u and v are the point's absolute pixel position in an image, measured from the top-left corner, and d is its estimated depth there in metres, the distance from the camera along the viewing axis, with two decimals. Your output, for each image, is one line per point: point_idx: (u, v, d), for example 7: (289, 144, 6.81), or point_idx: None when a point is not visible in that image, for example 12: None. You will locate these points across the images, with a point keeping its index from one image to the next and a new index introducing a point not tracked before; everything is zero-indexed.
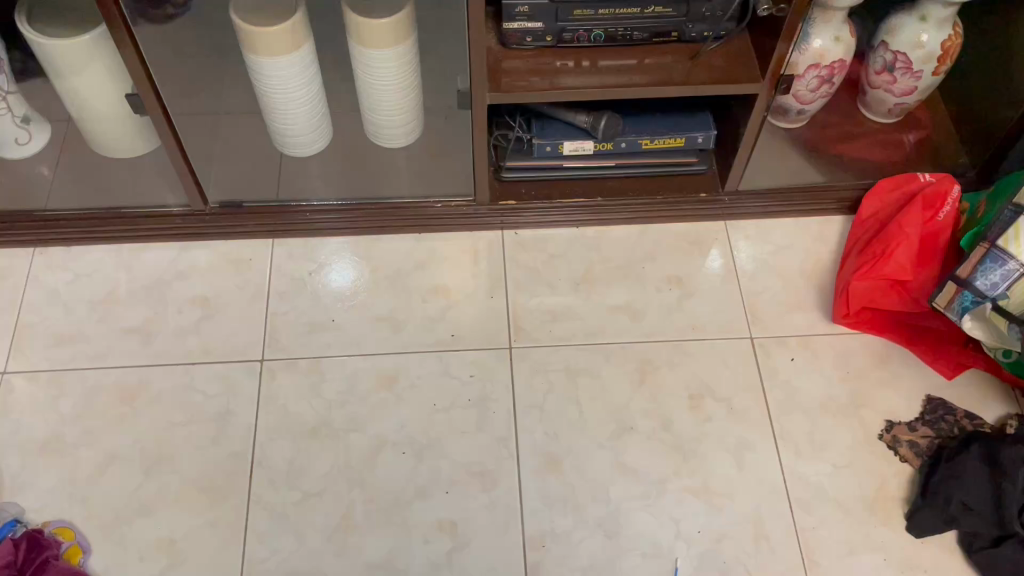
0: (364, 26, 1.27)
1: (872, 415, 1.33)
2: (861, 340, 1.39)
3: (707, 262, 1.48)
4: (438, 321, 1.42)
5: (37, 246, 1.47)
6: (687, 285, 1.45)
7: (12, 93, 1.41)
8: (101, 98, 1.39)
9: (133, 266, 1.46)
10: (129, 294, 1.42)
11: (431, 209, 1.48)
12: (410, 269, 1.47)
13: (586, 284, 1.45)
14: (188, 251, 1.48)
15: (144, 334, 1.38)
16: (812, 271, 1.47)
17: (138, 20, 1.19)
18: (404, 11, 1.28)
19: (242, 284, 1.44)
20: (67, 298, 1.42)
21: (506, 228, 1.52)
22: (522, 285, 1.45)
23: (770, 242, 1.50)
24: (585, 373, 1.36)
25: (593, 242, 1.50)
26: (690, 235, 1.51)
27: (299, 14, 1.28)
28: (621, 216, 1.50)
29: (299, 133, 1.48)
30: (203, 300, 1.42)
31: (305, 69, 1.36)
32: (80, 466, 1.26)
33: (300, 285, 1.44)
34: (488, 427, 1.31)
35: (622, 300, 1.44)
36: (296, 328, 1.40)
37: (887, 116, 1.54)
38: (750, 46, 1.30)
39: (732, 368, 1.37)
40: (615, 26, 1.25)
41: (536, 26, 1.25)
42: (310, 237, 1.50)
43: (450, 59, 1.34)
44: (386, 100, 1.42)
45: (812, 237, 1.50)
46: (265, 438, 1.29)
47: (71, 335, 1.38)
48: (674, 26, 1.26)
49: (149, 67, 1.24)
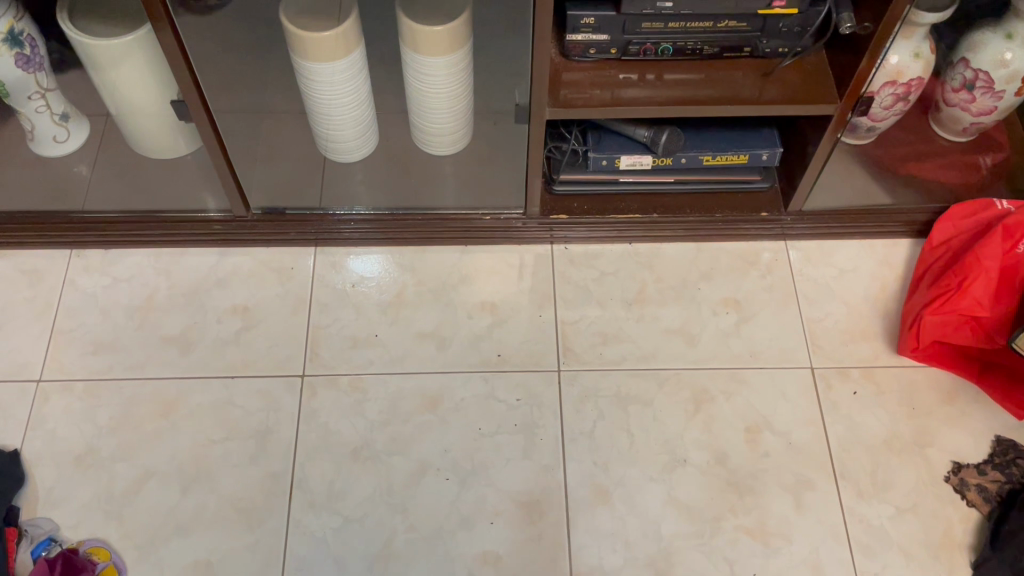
0: (420, 33, 1.21)
1: (938, 455, 1.27)
2: (928, 375, 1.33)
3: (767, 285, 1.41)
4: (485, 339, 1.36)
5: (75, 248, 1.43)
6: (744, 309, 1.39)
7: (52, 90, 1.36)
8: (143, 98, 1.34)
9: (172, 271, 1.42)
10: (168, 301, 1.38)
11: (479, 221, 1.42)
12: (455, 283, 1.42)
13: (639, 306, 1.39)
14: (228, 258, 1.43)
15: (182, 344, 1.34)
16: (877, 298, 1.40)
17: (183, 23, 1.14)
18: (462, 18, 1.21)
19: (283, 294, 1.40)
20: (104, 303, 1.38)
21: (556, 242, 1.46)
22: (572, 304, 1.39)
23: (832, 266, 1.43)
24: (637, 400, 1.31)
25: (646, 259, 1.44)
26: (749, 255, 1.44)
27: (351, 19, 1.22)
28: (676, 233, 1.43)
29: (346, 139, 1.42)
30: (243, 310, 1.38)
31: (355, 75, 1.30)
32: (117, 482, 1.23)
33: (343, 296, 1.40)
34: (535, 455, 1.26)
35: (675, 323, 1.38)
36: (338, 342, 1.35)
37: (959, 136, 1.45)
38: (827, 63, 1.23)
39: (791, 400, 1.31)
40: (684, 39, 1.18)
41: (601, 38, 1.18)
42: (354, 246, 1.45)
43: (506, 68, 1.28)
44: (438, 107, 1.36)
45: (877, 261, 1.43)
46: (305, 458, 1.25)
47: (108, 343, 1.34)
48: (747, 41, 1.19)
49: (194, 71, 1.18)
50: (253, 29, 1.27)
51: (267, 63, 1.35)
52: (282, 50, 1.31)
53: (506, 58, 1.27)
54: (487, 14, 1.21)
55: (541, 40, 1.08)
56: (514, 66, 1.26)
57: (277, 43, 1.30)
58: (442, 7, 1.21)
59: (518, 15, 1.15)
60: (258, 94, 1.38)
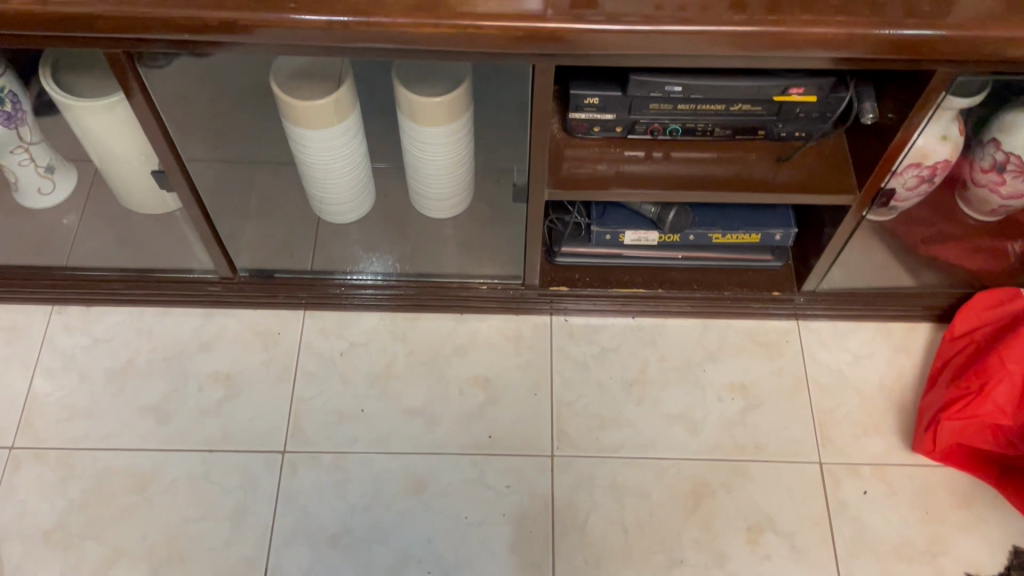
0: (418, 104, 1.15)
1: (952, 566, 1.19)
2: (943, 476, 1.25)
3: (777, 369, 1.34)
4: (476, 418, 1.30)
5: (55, 304, 1.38)
6: (751, 395, 1.32)
7: (36, 144, 1.31)
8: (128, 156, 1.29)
9: (155, 333, 1.36)
10: (149, 365, 1.33)
11: (476, 291, 1.36)
12: (448, 354, 1.36)
13: (640, 387, 1.32)
14: (214, 319, 1.38)
15: (161, 414, 1.29)
16: (892, 388, 1.32)
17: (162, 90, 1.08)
18: (462, 88, 1.15)
19: (268, 361, 1.34)
20: (83, 366, 1.33)
21: (556, 313, 1.39)
22: (569, 383, 1.33)
23: (847, 351, 1.36)
24: (633, 492, 1.24)
25: (650, 335, 1.37)
26: (759, 335, 1.37)
27: (346, 86, 1.16)
28: (682, 309, 1.36)
29: (342, 202, 1.36)
30: (225, 377, 1.32)
31: (350, 139, 1.24)
32: (85, 562, 1.18)
33: (330, 365, 1.34)
34: (523, 549, 1.19)
35: (678, 408, 1.30)
36: (322, 417, 1.29)
37: (986, 217, 1.33)
38: (847, 147, 1.16)
39: (797, 498, 1.23)
40: (695, 120, 1.11)
41: (606, 117, 1.11)
42: (345, 311, 1.39)
43: (507, 139, 1.21)
44: (437, 172, 1.30)
45: (893, 347, 1.36)
46: (281, 544, 1.19)
47: (85, 409, 1.29)
48: (761, 124, 1.11)
49: (172, 141, 1.14)
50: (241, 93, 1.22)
51: (259, 122, 1.29)
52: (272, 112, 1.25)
53: (508, 129, 1.20)
54: (487, 86, 1.14)
55: (540, 125, 1.02)
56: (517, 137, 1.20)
57: (269, 104, 1.24)
58: (438, 76, 1.15)
59: (517, 92, 1.08)
60: (250, 155, 1.32)
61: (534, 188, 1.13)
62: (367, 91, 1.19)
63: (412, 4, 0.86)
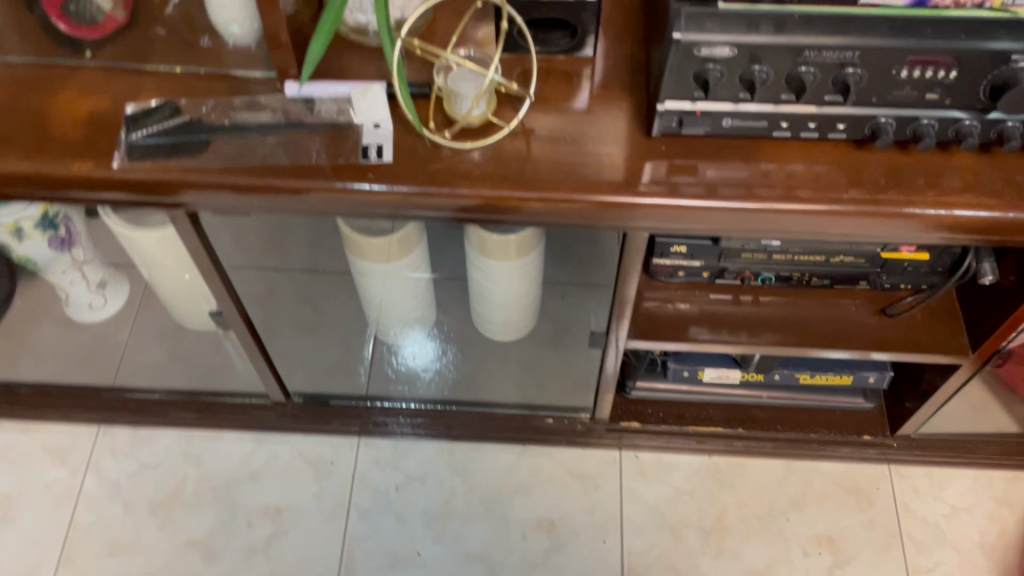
0: (487, 242, 1.06)
1: None
2: None
3: (868, 521, 1.23)
4: (540, 567, 1.21)
5: (103, 425, 1.36)
6: (839, 550, 1.21)
7: (87, 261, 1.23)
8: (177, 273, 1.18)
9: (204, 460, 1.32)
10: (195, 496, 1.28)
11: (543, 424, 1.30)
12: (510, 494, 1.27)
13: (718, 536, 1.22)
14: (266, 445, 1.33)
15: (205, 550, 1.23)
16: (996, 547, 1.21)
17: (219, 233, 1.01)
18: (535, 233, 1.04)
19: (318, 496, 1.28)
20: (127, 495, 1.29)
21: (626, 448, 1.30)
22: (641, 529, 1.23)
23: (943, 501, 1.25)
24: None
25: (729, 478, 1.27)
26: (848, 480, 1.27)
27: (410, 228, 1.06)
28: (765, 450, 1.27)
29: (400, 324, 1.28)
30: (276, 511, 1.26)
31: (412, 269, 1.15)
32: None
33: (385, 504, 1.27)
34: None
35: (760, 563, 1.20)
36: (375, 561, 1.22)
37: None
38: (960, 310, 1.06)
39: None
40: (790, 270, 1.03)
41: (693, 263, 1.03)
42: (401, 441, 1.33)
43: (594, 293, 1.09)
44: (503, 303, 1.20)
45: (995, 498, 1.25)
46: None
47: (128, 544, 1.24)
48: (864, 274, 1.03)
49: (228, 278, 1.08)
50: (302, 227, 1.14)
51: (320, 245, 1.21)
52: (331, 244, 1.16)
53: (596, 281, 1.08)
54: (575, 246, 1.01)
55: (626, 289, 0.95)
56: (605, 286, 1.08)
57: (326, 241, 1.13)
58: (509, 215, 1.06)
59: (593, 247, 0.98)
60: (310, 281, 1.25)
61: (616, 334, 1.07)
62: (433, 230, 1.10)
63: (495, 176, 0.80)
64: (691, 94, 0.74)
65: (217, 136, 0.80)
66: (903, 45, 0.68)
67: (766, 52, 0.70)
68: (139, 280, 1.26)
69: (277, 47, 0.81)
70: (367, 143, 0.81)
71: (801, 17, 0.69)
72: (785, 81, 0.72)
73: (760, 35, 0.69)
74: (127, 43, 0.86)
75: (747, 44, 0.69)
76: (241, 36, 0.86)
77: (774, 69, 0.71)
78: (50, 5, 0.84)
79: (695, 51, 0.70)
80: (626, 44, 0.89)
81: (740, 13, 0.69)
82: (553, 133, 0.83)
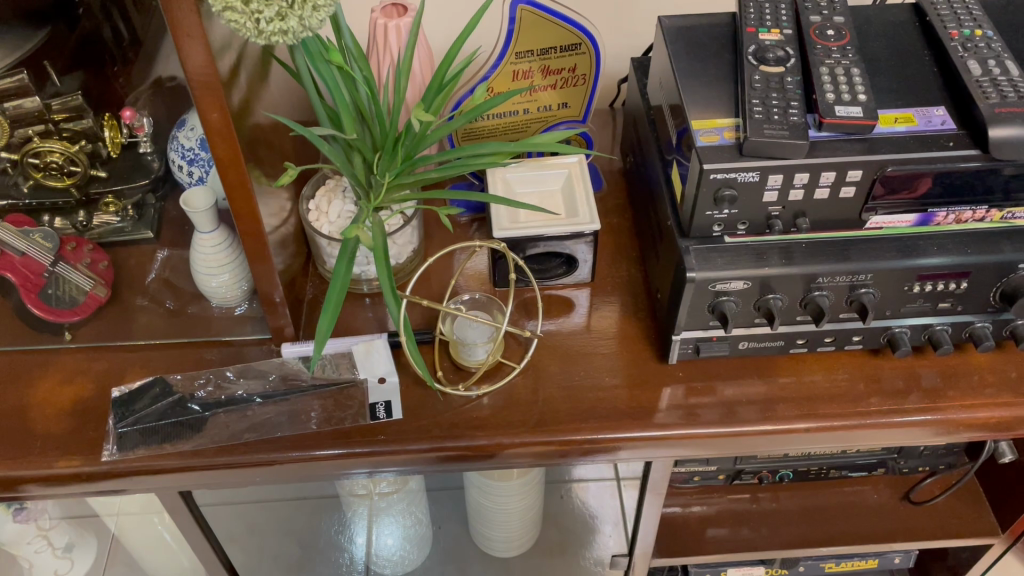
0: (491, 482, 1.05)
1: None
2: None
3: None
4: None
5: None
6: None
7: (53, 526, 1.13)
8: (148, 524, 1.07)
9: None
10: None
11: None
12: None
13: None
14: None
15: None
16: None
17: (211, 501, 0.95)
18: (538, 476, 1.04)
19: None
20: None
21: None
22: None
23: None
24: None
25: None
26: None
27: (408, 483, 1.05)
28: None
29: (397, 547, 1.23)
30: None
31: (409, 500, 1.11)
32: None
33: None
34: None
35: None
36: None
37: None
38: (982, 489, 1.04)
39: None
40: (807, 464, 1.00)
41: (709, 468, 1.01)
42: None
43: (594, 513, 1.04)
44: (502, 518, 1.16)
45: None
46: None
47: None
48: (880, 461, 1.01)
49: (228, 550, 1.06)
50: (295, 503, 1.08)
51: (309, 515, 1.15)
52: (321, 498, 1.09)
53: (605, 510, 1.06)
54: (583, 486, 1.00)
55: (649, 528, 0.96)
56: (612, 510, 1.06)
57: (321, 501, 1.09)
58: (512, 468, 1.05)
59: (601, 482, 0.96)
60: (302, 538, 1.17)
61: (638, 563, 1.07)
62: (435, 480, 1.08)
63: (510, 419, 0.76)
64: (705, 324, 0.73)
65: (213, 412, 0.76)
66: (913, 264, 0.69)
67: (778, 283, 0.69)
68: (105, 534, 1.14)
69: (271, 310, 0.78)
70: (374, 401, 0.76)
71: (808, 245, 0.69)
72: (800, 304, 0.71)
73: (771, 266, 0.68)
74: (109, 322, 0.82)
75: (760, 276, 0.68)
76: (229, 301, 0.83)
77: (788, 295, 0.70)
78: (26, 292, 0.80)
79: (710, 286, 0.69)
80: (622, 265, 0.88)
81: (747, 246, 0.69)
82: (562, 367, 0.80)
